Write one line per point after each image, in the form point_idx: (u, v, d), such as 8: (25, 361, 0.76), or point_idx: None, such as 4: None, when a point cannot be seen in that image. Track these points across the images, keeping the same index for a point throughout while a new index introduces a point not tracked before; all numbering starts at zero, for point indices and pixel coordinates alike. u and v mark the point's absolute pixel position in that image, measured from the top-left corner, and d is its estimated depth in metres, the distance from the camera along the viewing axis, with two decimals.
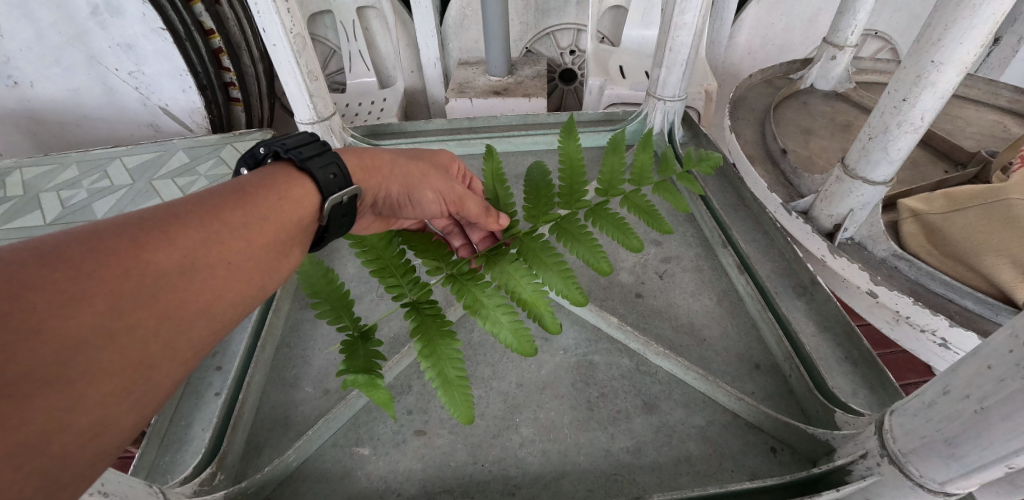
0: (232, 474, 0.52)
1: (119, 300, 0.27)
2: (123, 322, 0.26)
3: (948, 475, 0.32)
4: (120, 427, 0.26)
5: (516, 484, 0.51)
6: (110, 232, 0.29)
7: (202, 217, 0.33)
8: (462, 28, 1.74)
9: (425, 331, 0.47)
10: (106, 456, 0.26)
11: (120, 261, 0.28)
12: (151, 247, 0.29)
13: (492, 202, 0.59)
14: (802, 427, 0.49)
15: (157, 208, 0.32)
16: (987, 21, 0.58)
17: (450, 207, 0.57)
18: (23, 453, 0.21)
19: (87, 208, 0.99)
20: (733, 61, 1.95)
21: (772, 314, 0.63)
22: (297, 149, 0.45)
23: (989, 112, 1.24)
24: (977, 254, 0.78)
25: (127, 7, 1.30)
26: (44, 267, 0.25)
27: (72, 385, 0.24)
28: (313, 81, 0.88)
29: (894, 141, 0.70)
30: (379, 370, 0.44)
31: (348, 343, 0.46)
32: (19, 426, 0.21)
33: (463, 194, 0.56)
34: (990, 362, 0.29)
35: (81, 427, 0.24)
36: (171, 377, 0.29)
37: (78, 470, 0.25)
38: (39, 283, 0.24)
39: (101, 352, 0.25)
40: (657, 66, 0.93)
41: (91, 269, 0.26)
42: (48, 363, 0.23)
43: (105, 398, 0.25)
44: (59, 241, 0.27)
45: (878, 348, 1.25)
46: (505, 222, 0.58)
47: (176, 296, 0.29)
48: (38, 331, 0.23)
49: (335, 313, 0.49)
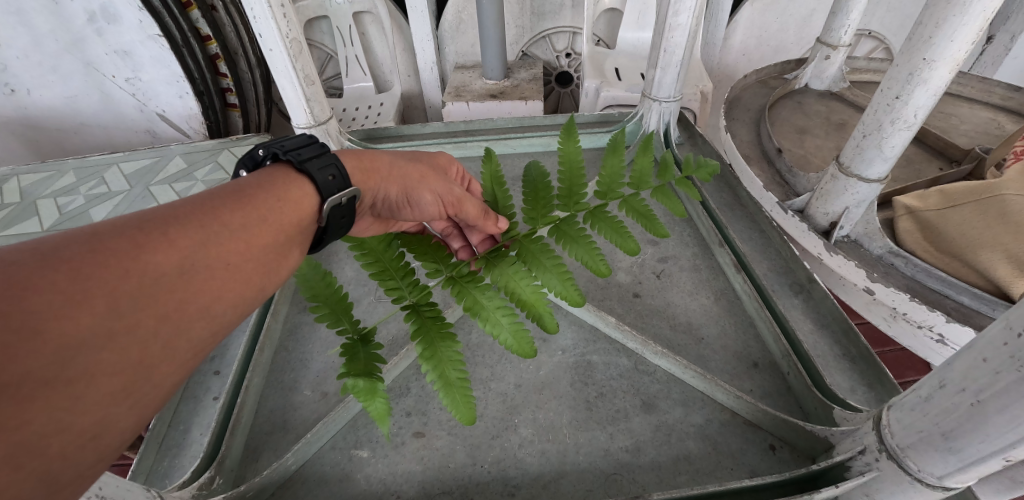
0: (232, 478, 0.52)
1: (120, 302, 0.27)
2: (123, 322, 0.26)
3: (945, 469, 0.32)
4: (120, 427, 0.27)
5: (515, 484, 0.51)
6: (109, 233, 0.29)
7: (202, 218, 0.33)
8: (458, 32, 1.74)
9: (426, 333, 0.47)
10: (106, 457, 0.26)
11: (119, 261, 0.28)
12: (150, 247, 0.29)
13: (490, 205, 0.59)
14: (801, 423, 0.49)
15: (158, 209, 0.32)
16: (977, 19, 0.58)
17: (448, 208, 0.57)
18: (22, 453, 0.22)
19: (85, 214, 0.99)
20: (727, 63, 1.97)
21: (769, 312, 0.63)
22: (296, 151, 0.45)
23: (983, 110, 1.25)
24: (972, 249, 0.78)
25: (124, 14, 1.31)
26: (44, 267, 0.25)
27: (73, 385, 0.24)
28: (309, 86, 0.88)
29: (888, 138, 0.71)
30: (379, 373, 0.44)
31: (349, 345, 0.46)
32: (20, 427, 0.21)
33: (461, 197, 0.56)
34: (985, 355, 0.29)
35: (81, 427, 0.24)
36: (170, 378, 0.29)
37: (79, 470, 0.25)
38: (39, 284, 0.24)
39: (101, 352, 0.25)
40: (651, 67, 0.93)
41: (91, 270, 0.26)
42: (47, 363, 0.23)
43: (103, 398, 0.25)
44: (59, 242, 0.27)
45: (877, 347, 1.25)
46: (504, 225, 0.57)
47: (175, 297, 0.29)
48: (39, 332, 0.23)
49: (334, 316, 0.48)
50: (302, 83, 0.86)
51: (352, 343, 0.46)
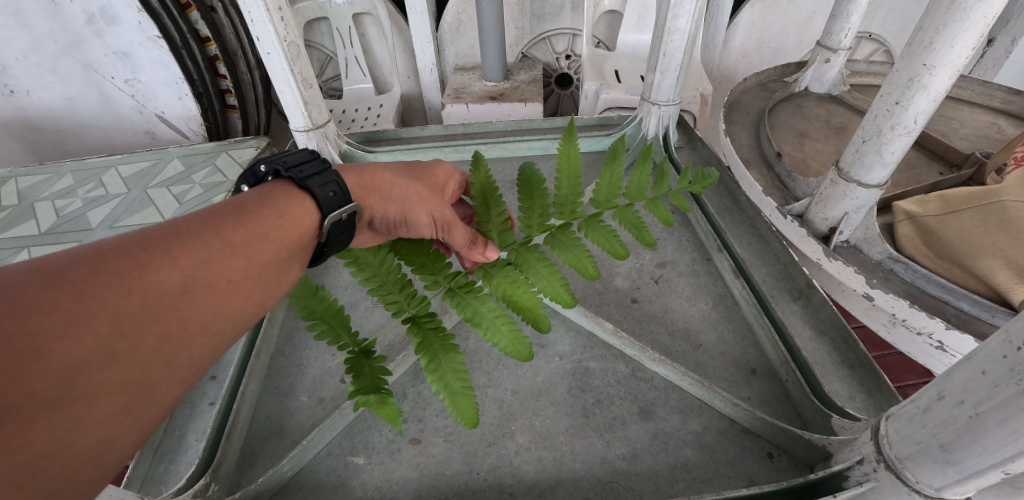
0: (227, 485, 0.51)
1: (122, 322, 0.26)
2: (125, 341, 0.26)
3: (944, 481, 0.32)
4: (121, 445, 0.26)
5: (510, 492, 0.51)
6: (112, 250, 0.28)
7: (205, 234, 0.33)
8: (458, 34, 1.74)
9: (429, 347, 0.47)
10: (106, 474, 0.26)
11: (122, 280, 0.27)
12: (152, 266, 0.29)
13: (480, 230, 0.56)
14: (799, 432, 0.49)
15: (161, 226, 0.32)
16: (976, 25, 0.58)
17: (439, 232, 0.54)
18: (24, 473, 0.21)
19: (82, 218, 0.99)
20: (727, 65, 1.96)
21: (768, 319, 0.62)
22: (297, 167, 0.45)
23: (984, 113, 1.25)
24: (972, 256, 0.78)
25: (123, 16, 1.30)
26: (47, 287, 0.25)
27: (74, 405, 0.24)
28: (307, 89, 0.88)
29: (889, 144, 0.70)
30: (388, 387, 0.45)
31: (352, 359, 0.46)
32: (20, 447, 0.21)
33: (454, 219, 0.54)
34: (984, 368, 0.28)
35: (82, 446, 0.24)
36: (170, 395, 0.29)
37: (80, 488, 0.25)
38: (42, 304, 0.24)
39: (102, 371, 0.25)
40: (650, 70, 0.93)
41: (94, 290, 0.26)
42: (50, 384, 0.23)
43: (104, 417, 0.25)
44: (62, 262, 0.27)
45: (875, 351, 1.25)
46: (493, 255, 0.54)
47: (178, 315, 0.29)
48: (43, 353, 0.23)
49: (333, 332, 0.48)
50: (301, 86, 0.86)
51: (355, 358, 0.46)
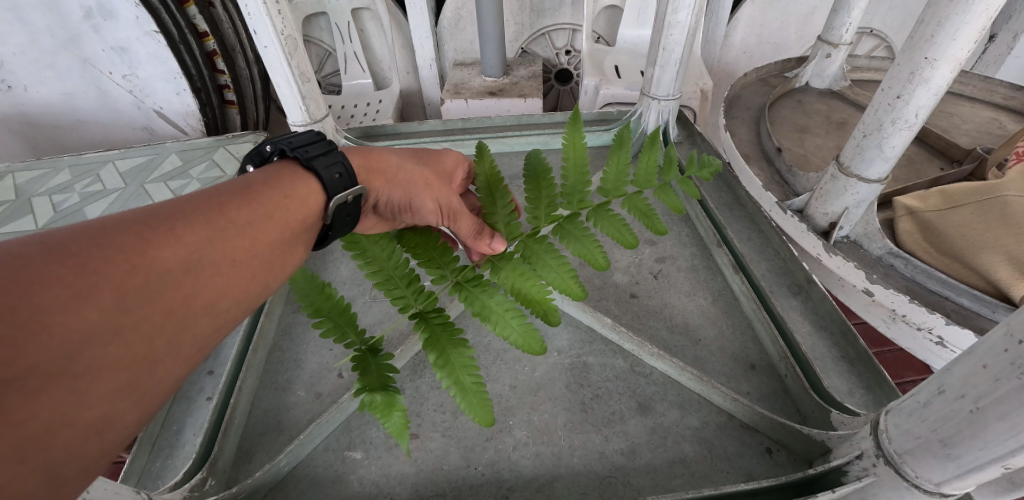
0: (223, 479, 0.51)
1: (126, 297, 0.26)
2: (130, 317, 0.26)
3: (944, 475, 0.32)
4: (124, 423, 0.26)
5: (508, 487, 0.51)
6: (115, 227, 0.28)
7: (208, 213, 0.33)
8: (457, 29, 1.73)
9: (437, 342, 0.47)
10: (109, 452, 0.26)
11: (125, 256, 0.27)
12: (156, 242, 0.28)
13: (487, 220, 0.55)
14: (798, 427, 0.49)
15: (163, 204, 0.32)
16: (979, 17, 0.57)
17: (447, 220, 0.53)
18: (28, 447, 0.21)
19: (79, 213, 0.98)
20: (727, 61, 1.95)
21: (768, 314, 0.62)
22: (303, 147, 0.44)
23: (985, 109, 1.24)
24: (973, 251, 0.78)
25: (120, 11, 1.29)
26: (51, 259, 0.25)
27: (77, 380, 0.23)
28: (305, 83, 0.87)
29: (889, 138, 0.70)
30: (393, 384, 0.44)
31: (359, 357, 0.45)
32: (25, 420, 0.21)
33: (460, 208, 0.53)
34: (985, 362, 0.28)
35: (86, 422, 0.24)
36: (174, 373, 0.29)
37: (82, 466, 0.24)
38: (47, 277, 0.24)
39: (107, 347, 0.25)
40: (650, 64, 0.92)
41: (98, 265, 0.26)
42: (54, 357, 0.22)
43: (108, 394, 0.25)
44: (66, 235, 0.26)
45: (875, 347, 1.26)
46: (500, 247, 0.53)
47: (182, 292, 0.29)
48: (45, 325, 0.23)
49: (340, 329, 0.47)
50: (298, 80, 0.85)
51: (362, 355, 0.46)
